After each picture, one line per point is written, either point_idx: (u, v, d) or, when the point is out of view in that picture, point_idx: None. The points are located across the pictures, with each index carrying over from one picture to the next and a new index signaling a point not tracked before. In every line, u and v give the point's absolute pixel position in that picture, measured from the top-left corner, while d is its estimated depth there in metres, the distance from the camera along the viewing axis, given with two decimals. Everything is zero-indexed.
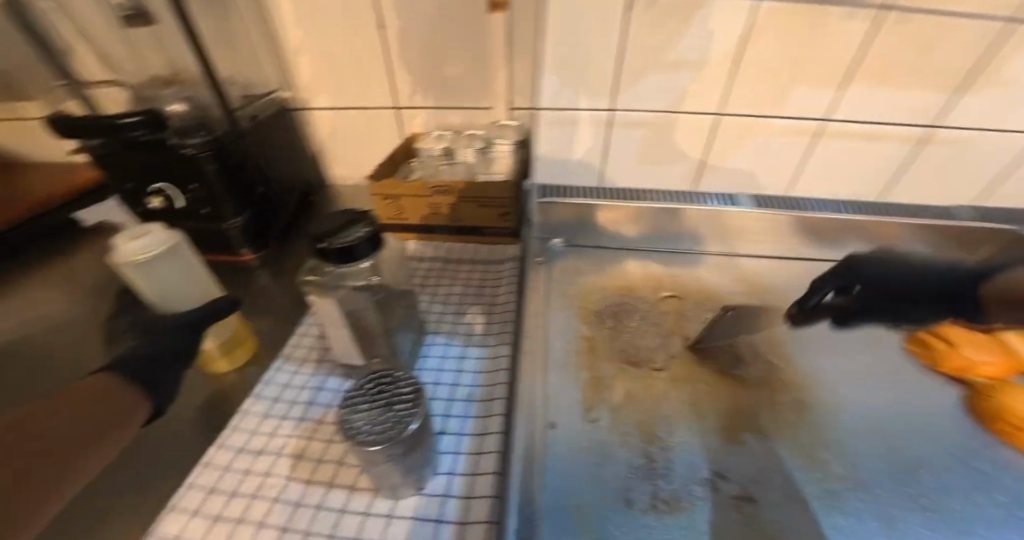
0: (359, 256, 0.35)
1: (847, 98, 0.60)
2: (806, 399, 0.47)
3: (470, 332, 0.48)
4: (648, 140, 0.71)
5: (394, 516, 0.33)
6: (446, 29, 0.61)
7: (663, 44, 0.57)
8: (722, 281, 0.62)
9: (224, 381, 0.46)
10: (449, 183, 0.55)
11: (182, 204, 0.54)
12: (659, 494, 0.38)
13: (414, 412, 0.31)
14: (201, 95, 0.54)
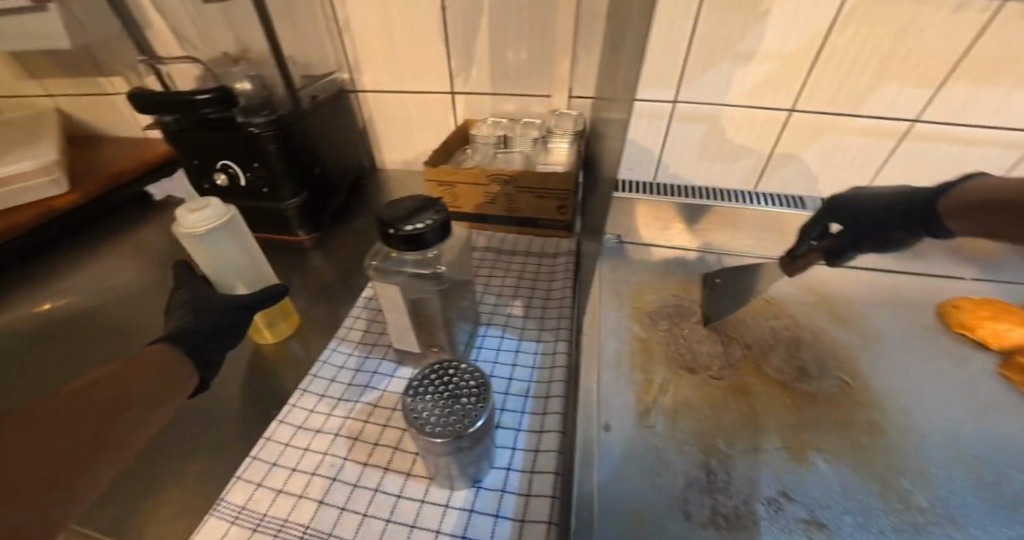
0: (426, 244, 0.35)
1: (941, 98, 0.57)
2: (881, 421, 0.43)
3: (525, 326, 0.47)
4: (711, 135, 0.67)
5: (451, 507, 0.33)
6: (511, 12, 0.59)
7: (736, 34, 0.57)
8: (785, 288, 0.59)
9: (281, 357, 0.47)
10: (510, 172, 0.54)
11: (245, 181, 0.55)
12: (720, 510, 0.36)
13: (482, 406, 0.31)
14: (267, 73, 0.55)
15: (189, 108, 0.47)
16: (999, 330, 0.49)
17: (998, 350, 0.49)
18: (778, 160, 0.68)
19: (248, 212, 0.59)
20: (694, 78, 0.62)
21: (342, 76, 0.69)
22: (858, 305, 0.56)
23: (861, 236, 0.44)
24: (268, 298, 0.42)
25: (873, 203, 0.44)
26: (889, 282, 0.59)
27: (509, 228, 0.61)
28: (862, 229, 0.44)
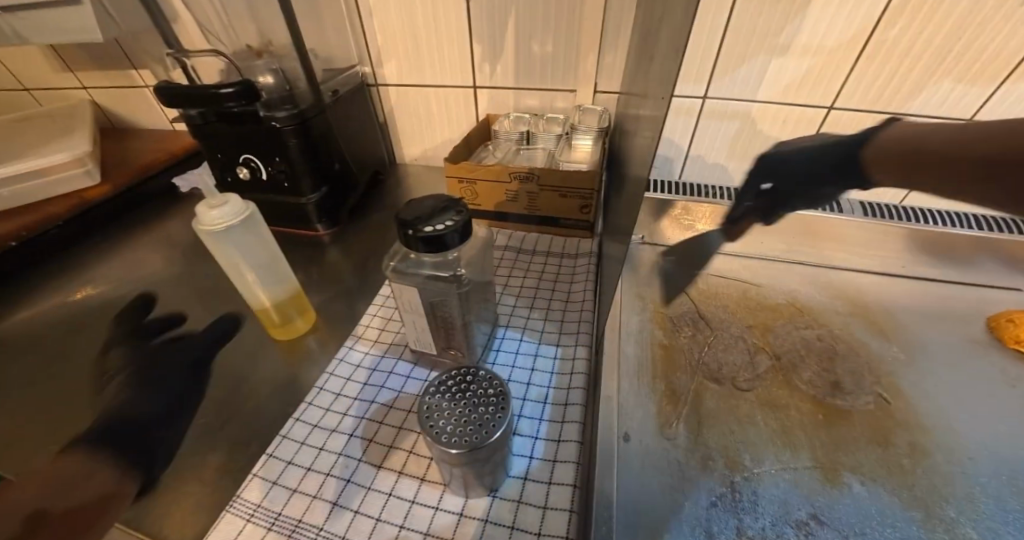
0: (446, 246, 0.34)
1: (1000, 95, 0.53)
2: (922, 442, 0.41)
3: (543, 329, 0.46)
4: (743, 132, 0.64)
5: (466, 517, 0.32)
6: (537, 4, 0.57)
7: (775, 27, 0.54)
8: (818, 296, 0.56)
9: (298, 353, 0.47)
10: (533, 170, 0.52)
11: (267, 175, 0.55)
12: (744, 530, 0.35)
13: (500, 416, 0.30)
14: (290, 67, 0.54)
15: (212, 101, 0.47)
16: None
17: None
18: None
19: (269, 206, 0.60)
20: (727, 73, 0.59)
21: (363, 70, 0.69)
22: (900, 317, 0.53)
23: (794, 191, 0.55)
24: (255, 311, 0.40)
25: (782, 160, 0.56)
26: (932, 291, 0.55)
27: (528, 227, 0.59)
28: (795, 185, 0.54)
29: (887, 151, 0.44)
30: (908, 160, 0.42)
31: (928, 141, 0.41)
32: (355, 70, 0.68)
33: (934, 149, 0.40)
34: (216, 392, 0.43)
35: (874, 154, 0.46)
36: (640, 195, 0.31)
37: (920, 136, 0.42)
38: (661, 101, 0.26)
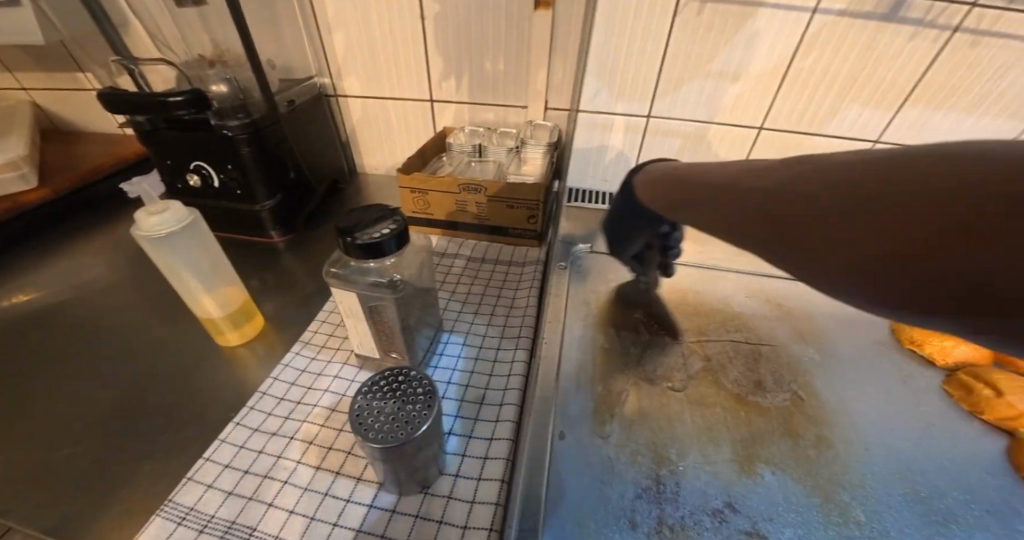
0: (384, 252, 0.36)
1: (901, 120, 0.60)
2: (829, 435, 0.45)
3: (486, 333, 0.48)
4: (684, 150, 0.69)
5: (399, 512, 0.33)
6: (488, 24, 0.60)
7: (707, 54, 0.58)
8: (750, 303, 0.60)
9: (244, 359, 0.47)
10: (481, 182, 0.55)
11: (218, 183, 0.55)
12: (665, 519, 0.37)
13: (426, 413, 0.31)
14: (243, 78, 0.55)
15: (161, 109, 0.47)
16: (944, 346, 0.50)
17: (943, 367, 0.50)
18: None
19: (220, 214, 0.59)
20: (666, 93, 0.63)
21: (321, 81, 0.70)
22: (817, 320, 0.58)
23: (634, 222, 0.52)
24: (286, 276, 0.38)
25: (627, 201, 0.52)
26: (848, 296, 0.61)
27: (480, 236, 0.62)
28: (629, 225, 0.53)
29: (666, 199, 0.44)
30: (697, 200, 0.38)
31: (716, 179, 0.37)
32: (312, 81, 0.69)
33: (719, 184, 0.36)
34: (154, 401, 0.42)
35: (653, 195, 0.46)
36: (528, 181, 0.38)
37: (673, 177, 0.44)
38: None
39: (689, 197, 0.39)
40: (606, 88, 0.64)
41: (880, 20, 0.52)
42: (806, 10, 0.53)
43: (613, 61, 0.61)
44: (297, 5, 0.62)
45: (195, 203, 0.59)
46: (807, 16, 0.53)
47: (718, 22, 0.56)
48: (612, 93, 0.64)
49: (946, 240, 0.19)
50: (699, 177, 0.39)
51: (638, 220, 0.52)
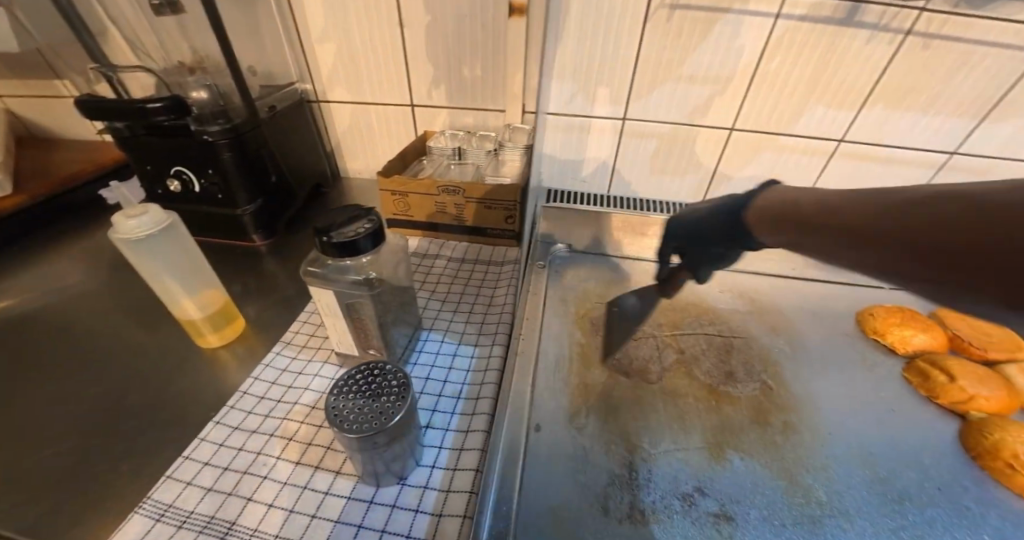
0: (360, 251, 0.37)
1: (863, 120, 0.62)
2: (796, 421, 0.46)
3: (464, 330, 0.50)
4: (659, 151, 0.71)
5: (376, 503, 0.34)
6: (465, 31, 0.62)
7: (677, 58, 0.60)
8: (723, 297, 0.62)
9: (223, 360, 0.47)
10: (460, 184, 0.57)
11: (199, 188, 0.56)
12: (637, 504, 0.38)
13: (399, 404, 0.33)
14: (224, 84, 0.56)
15: (140, 115, 0.47)
16: (904, 336, 0.53)
17: (904, 355, 0.53)
18: (720, 176, 0.72)
19: (201, 218, 0.60)
20: (640, 96, 0.65)
21: (301, 87, 0.71)
22: (787, 313, 0.60)
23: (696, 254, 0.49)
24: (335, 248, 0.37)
25: (692, 220, 0.48)
26: (816, 290, 0.63)
27: (460, 237, 0.63)
28: (701, 246, 0.48)
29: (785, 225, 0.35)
30: (793, 225, 0.34)
31: (804, 202, 0.34)
32: (293, 87, 0.70)
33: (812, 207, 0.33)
34: (131, 402, 0.42)
35: (754, 217, 0.39)
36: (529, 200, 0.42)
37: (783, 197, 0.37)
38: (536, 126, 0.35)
39: (784, 225, 0.35)
40: (582, 92, 0.65)
41: (838, 24, 0.55)
42: (769, 15, 0.55)
43: (588, 65, 0.62)
44: (277, 13, 0.63)
45: (175, 209, 0.60)
46: (770, 20, 0.56)
47: (686, 28, 0.58)
48: (587, 96, 0.66)
49: (986, 235, 0.21)
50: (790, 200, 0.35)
51: (721, 236, 0.44)
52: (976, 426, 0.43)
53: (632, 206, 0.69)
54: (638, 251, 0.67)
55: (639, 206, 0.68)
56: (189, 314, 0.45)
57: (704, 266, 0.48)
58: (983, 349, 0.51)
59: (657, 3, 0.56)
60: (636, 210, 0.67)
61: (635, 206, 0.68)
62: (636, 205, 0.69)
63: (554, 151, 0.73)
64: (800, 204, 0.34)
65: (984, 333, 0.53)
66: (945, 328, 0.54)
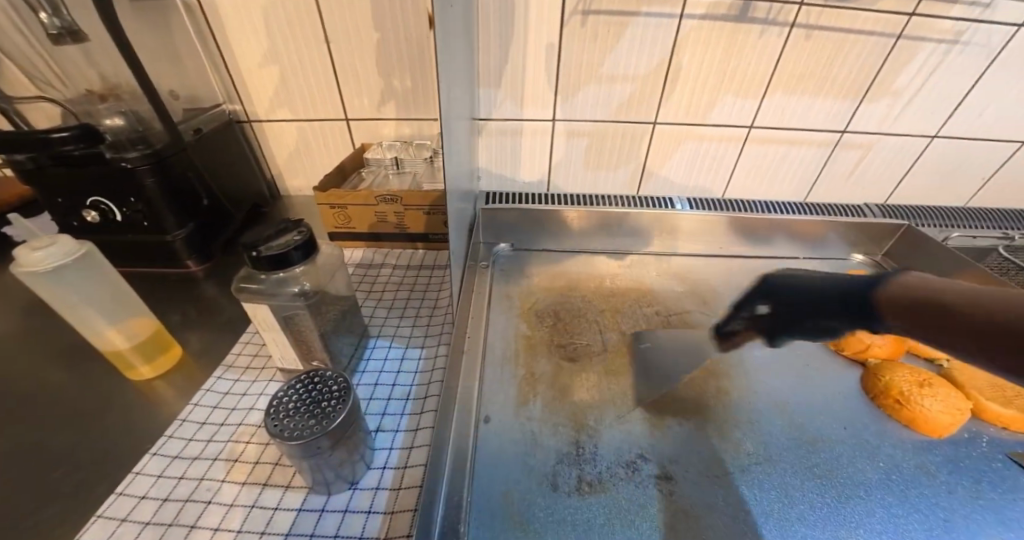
0: (291, 262, 0.38)
1: (766, 106, 0.68)
2: (727, 384, 0.50)
3: (411, 334, 0.51)
4: (591, 147, 0.74)
5: (326, 511, 0.35)
6: (390, 42, 0.63)
7: (596, 60, 0.64)
8: (660, 279, 0.66)
9: (157, 390, 0.45)
10: (396, 193, 0.58)
11: (121, 217, 0.54)
12: (584, 477, 0.40)
13: (340, 407, 0.34)
14: (141, 109, 0.54)
15: (46, 145, 0.45)
16: None
17: None
18: (650, 168, 0.77)
19: (126, 248, 0.58)
20: (566, 97, 0.68)
21: (229, 108, 0.69)
22: (716, 287, 0.65)
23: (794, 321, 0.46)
24: (289, 247, 0.38)
25: (795, 289, 0.45)
26: (741, 266, 0.69)
27: (404, 244, 0.65)
28: (792, 315, 0.46)
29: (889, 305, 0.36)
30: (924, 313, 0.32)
31: (955, 295, 0.31)
32: (220, 108, 0.68)
33: (954, 304, 0.31)
34: (56, 445, 0.40)
35: (892, 303, 0.35)
36: (448, 200, 0.42)
37: (933, 286, 0.33)
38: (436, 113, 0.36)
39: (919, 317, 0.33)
40: (509, 96, 0.68)
41: (735, 21, 0.61)
42: (674, 16, 0.60)
43: (512, 70, 0.65)
44: (196, 36, 0.63)
45: (97, 240, 0.57)
46: (675, 21, 0.61)
47: (600, 32, 0.62)
48: (516, 101, 0.68)
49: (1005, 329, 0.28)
50: (935, 289, 0.32)
51: (819, 312, 0.42)
52: (873, 371, 0.49)
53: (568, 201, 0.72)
54: (579, 244, 0.71)
55: (576, 201, 0.72)
56: (118, 345, 0.43)
57: (784, 333, 0.47)
58: None
59: (570, 10, 0.60)
60: (574, 205, 0.70)
61: (572, 202, 0.71)
62: (572, 200, 0.72)
63: (490, 161, 0.76)
64: (949, 296, 0.31)
65: None
66: None
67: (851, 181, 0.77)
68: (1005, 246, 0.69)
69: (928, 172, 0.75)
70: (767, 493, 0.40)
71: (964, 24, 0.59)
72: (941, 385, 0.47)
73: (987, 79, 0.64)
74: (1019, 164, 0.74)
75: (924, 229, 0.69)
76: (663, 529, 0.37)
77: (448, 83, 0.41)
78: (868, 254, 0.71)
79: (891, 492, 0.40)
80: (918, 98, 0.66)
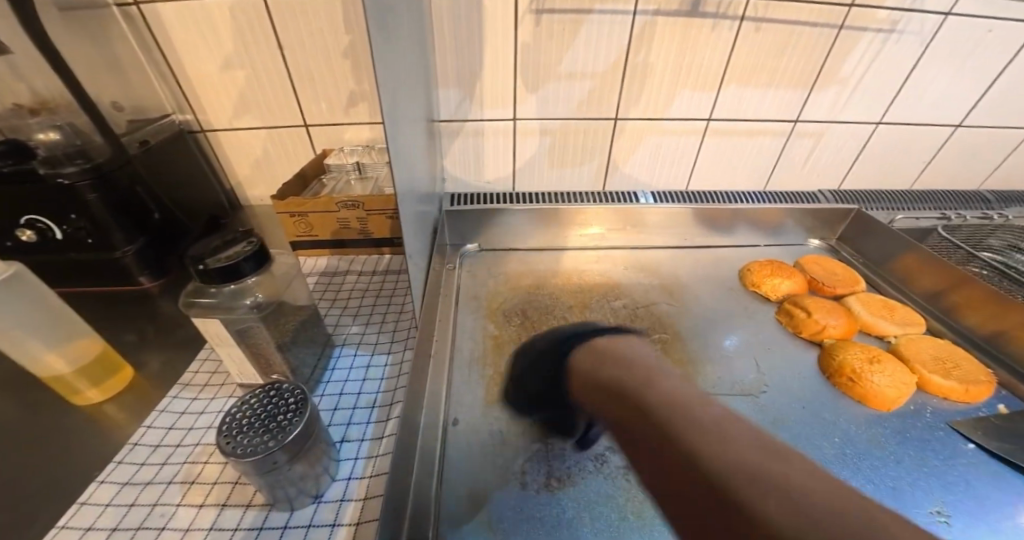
0: (242, 274, 0.37)
1: (721, 99, 0.70)
2: (692, 372, 0.51)
3: (377, 340, 0.50)
4: (554, 145, 0.74)
5: (289, 527, 0.34)
6: (345, 45, 0.61)
7: (553, 59, 0.65)
8: (627, 273, 0.67)
9: (107, 415, 0.43)
10: (357, 198, 0.57)
11: (61, 235, 0.51)
12: (554, 473, 0.40)
13: (297, 419, 0.33)
14: (78, 122, 0.52)
15: None
16: (774, 284, 0.61)
17: (775, 301, 0.61)
18: (614, 163, 0.78)
19: (70, 267, 0.55)
20: (526, 95, 0.68)
21: (179, 118, 0.66)
22: (681, 277, 0.66)
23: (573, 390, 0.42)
24: (240, 256, 0.37)
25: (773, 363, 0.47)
26: (705, 255, 0.71)
27: (369, 250, 0.64)
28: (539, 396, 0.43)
29: (578, 383, 0.37)
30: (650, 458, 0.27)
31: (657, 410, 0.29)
32: (169, 118, 0.65)
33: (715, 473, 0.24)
34: None
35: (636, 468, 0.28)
36: (400, 204, 0.40)
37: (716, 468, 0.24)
38: (382, 116, 0.35)
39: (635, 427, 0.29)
40: (469, 97, 0.68)
41: (687, 16, 0.62)
42: (628, 12, 0.61)
43: (471, 71, 0.65)
44: (137, 44, 0.60)
45: (39, 260, 0.54)
46: (629, 17, 0.62)
47: (555, 29, 0.62)
48: (476, 101, 0.68)
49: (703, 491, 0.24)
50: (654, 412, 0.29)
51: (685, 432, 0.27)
52: (828, 352, 0.52)
53: (535, 200, 0.72)
54: (547, 241, 0.71)
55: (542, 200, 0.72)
56: (57, 369, 0.41)
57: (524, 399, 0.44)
58: (832, 287, 0.61)
59: (523, 9, 0.60)
60: (540, 203, 0.71)
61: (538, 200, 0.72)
62: (539, 199, 0.73)
63: (455, 162, 0.76)
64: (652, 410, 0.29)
65: (832, 272, 0.63)
66: (804, 273, 0.64)
67: (806, 168, 0.79)
68: (945, 226, 0.73)
69: (876, 158, 0.78)
70: None
71: (899, 14, 0.62)
72: (889, 361, 0.49)
73: (924, 65, 0.67)
74: (958, 146, 0.78)
75: (872, 212, 0.72)
76: (631, 518, 0.38)
77: (397, 85, 0.40)
78: (823, 239, 0.74)
79: (846, 466, 0.42)
80: (863, 87, 0.69)
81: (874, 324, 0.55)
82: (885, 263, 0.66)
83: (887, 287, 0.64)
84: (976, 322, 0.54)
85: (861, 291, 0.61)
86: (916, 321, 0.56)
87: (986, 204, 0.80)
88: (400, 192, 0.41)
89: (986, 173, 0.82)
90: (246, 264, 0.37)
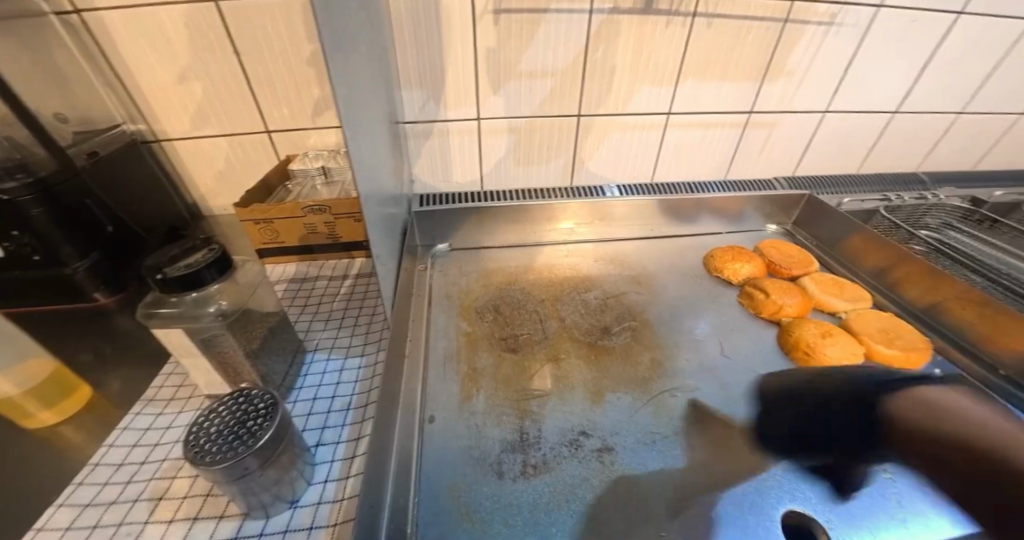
0: (203, 282, 0.36)
1: (679, 94, 0.73)
2: (660, 355, 0.53)
3: (349, 344, 0.50)
4: (521, 143, 0.75)
5: (265, 534, 0.34)
6: (305, 50, 0.61)
7: (514, 57, 0.66)
8: (597, 265, 0.68)
9: (64, 436, 0.42)
10: (324, 202, 0.57)
11: (4, 253, 0.49)
12: (529, 461, 0.41)
13: (267, 424, 0.33)
14: (18, 136, 0.50)
15: None
16: (735, 269, 0.64)
17: (737, 284, 0.64)
18: (580, 158, 0.79)
19: (17, 286, 0.52)
20: (490, 94, 0.69)
21: (130, 128, 0.64)
22: (648, 267, 0.68)
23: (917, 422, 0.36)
24: (199, 264, 0.36)
25: None
26: (671, 245, 0.73)
27: (340, 254, 0.63)
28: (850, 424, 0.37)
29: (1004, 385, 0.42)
30: None
31: None
32: (119, 129, 0.63)
33: None
34: None
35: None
36: (364, 205, 0.40)
37: None
38: (341, 117, 0.35)
39: None
40: (433, 97, 0.68)
41: (642, 13, 0.64)
42: (585, 11, 0.63)
43: (434, 71, 0.65)
44: (80, 53, 0.57)
45: None
46: (586, 15, 0.63)
47: (514, 28, 0.63)
48: (440, 101, 0.69)
49: None
50: None
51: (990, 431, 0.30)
52: (785, 329, 0.55)
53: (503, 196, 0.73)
54: (517, 238, 0.73)
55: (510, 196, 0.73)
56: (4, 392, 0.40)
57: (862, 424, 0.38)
58: (789, 269, 0.64)
59: (482, 9, 0.61)
60: (508, 200, 0.72)
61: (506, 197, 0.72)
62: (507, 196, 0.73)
63: (422, 163, 0.76)
64: None
65: (787, 255, 0.67)
66: (762, 257, 0.67)
67: (761, 158, 0.83)
68: (886, 206, 0.77)
69: (824, 145, 0.83)
70: (696, 452, 0.43)
71: (837, 7, 0.66)
72: (840, 334, 0.52)
73: (862, 56, 0.72)
74: (897, 130, 0.83)
75: (823, 196, 0.76)
76: (604, 497, 0.39)
77: (355, 86, 0.40)
78: (779, 224, 0.78)
79: (802, 434, 0.44)
80: (808, 79, 0.73)
81: (826, 301, 0.59)
82: (835, 244, 0.70)
83: (839, 267, 0.68)
84: (915, 295, 0.59)
85: (815, 271, 0.65)
86: (863, 296, 0.60)
87: (923, 185, 0.86)
88: (364, 194, 0.41)
89: (922, 156, 0.88)
90: (206, 271, 0.36)
